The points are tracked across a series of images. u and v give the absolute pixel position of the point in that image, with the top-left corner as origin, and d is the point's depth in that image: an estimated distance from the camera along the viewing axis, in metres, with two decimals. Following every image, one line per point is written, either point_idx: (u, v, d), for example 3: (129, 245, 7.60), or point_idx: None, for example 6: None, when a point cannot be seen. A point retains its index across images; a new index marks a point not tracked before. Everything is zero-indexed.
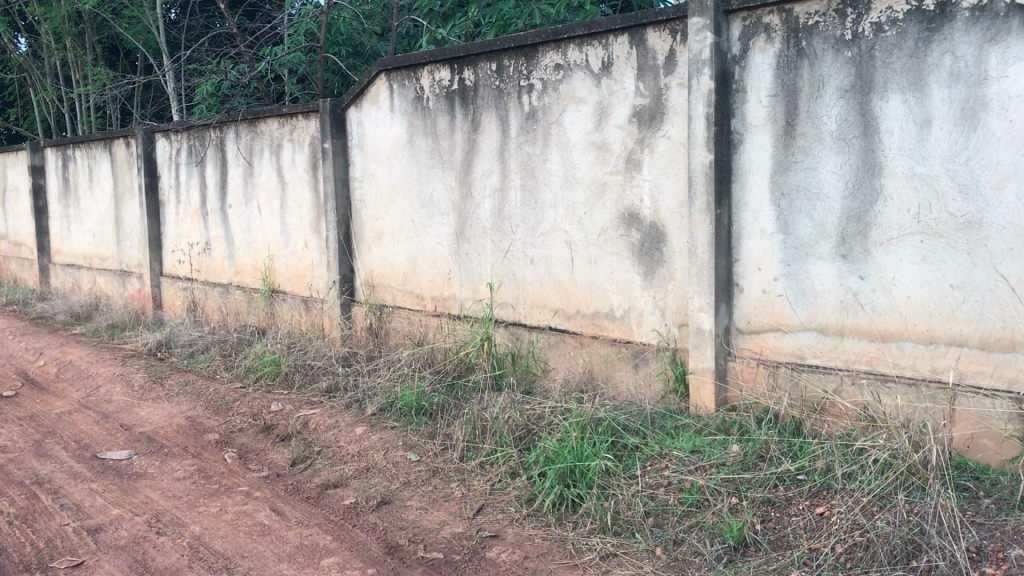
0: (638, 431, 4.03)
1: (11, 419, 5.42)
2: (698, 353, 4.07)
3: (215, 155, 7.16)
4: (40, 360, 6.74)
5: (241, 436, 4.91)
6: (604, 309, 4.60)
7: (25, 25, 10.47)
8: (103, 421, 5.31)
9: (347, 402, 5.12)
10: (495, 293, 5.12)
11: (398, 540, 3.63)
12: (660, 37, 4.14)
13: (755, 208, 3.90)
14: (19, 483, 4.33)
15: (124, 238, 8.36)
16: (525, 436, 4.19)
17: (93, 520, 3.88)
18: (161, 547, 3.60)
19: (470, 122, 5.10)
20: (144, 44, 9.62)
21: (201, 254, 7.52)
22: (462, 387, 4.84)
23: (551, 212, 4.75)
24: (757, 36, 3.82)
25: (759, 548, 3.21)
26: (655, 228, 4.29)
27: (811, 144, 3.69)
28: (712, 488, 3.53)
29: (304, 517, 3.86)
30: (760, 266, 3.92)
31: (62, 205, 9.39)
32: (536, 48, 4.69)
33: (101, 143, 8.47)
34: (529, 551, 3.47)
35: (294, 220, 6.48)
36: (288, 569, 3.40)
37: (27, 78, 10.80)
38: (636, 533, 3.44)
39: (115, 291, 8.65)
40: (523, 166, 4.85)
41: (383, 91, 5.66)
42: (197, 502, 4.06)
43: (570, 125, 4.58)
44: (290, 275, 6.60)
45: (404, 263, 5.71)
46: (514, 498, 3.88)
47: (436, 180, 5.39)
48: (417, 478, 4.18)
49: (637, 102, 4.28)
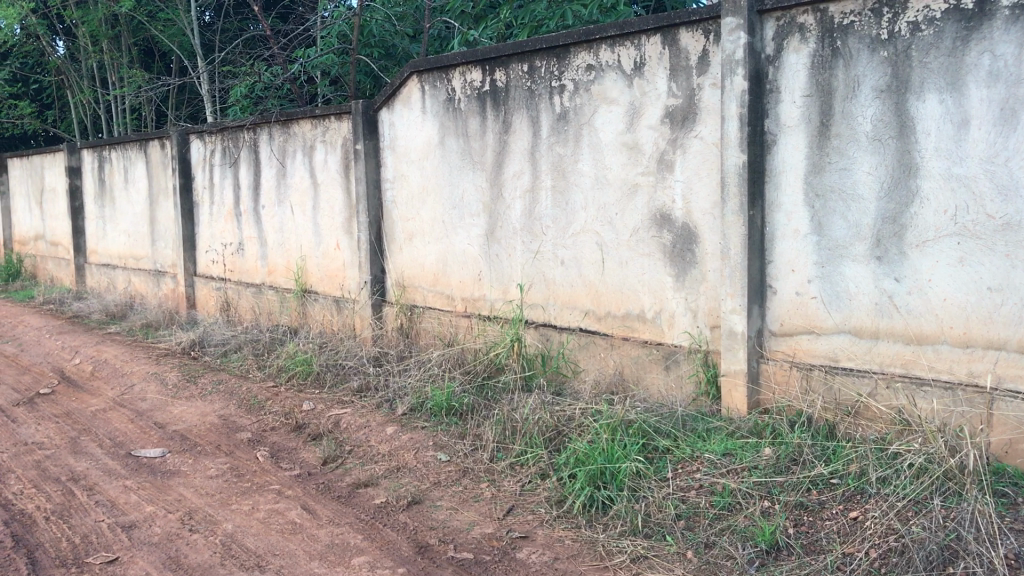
0: (670, 433, 4.00)
1: (48, 416, 5.49)
2: (730, 355, 4.04)
3: (250, 156, 7.22)
4: (75, 358, 6.83)
5: (273, 435, 4.94)
6: (635, 311, 4.57)
7: (63, 29, 10.61)
8: (138, 419, 5.36)
9: (377, 402, 5.16)
10: (525, 294, 5.11)
11: (428, 539, 3.65)
12: (693, 37, 4.12)
13: (788, 208, 3.87)
14: (55, 479, 4.39)
15: (160, 239, 8.44)
16: (555, 437, 4.19)
17: (127, 516, 3.93)
18: (194, 544, 3.64)
19: (502, 123, 5.10)
20: (179, 46, 9.70)
21: (234, 254, 7.57)
22: (493, 388, 4.85)
23: (582, 212, 4.74)
24: (791, 36, 3.79)
25: (791, 552, 3.19)
26: (687, 229, 4.26)
27: (845, 144, 3.66)
28: (744, 491, 3.51)
29: (336, 516, 3.88)
30: (793, 268, 3.89)
31: (97, 205, 9.52)
32: (567, 49, 4.69)
33: (136, 144, 8.56)
34: (559, 552, 3.47)
35: (326, 221, 6.52)
36: (318, 567, 3.43)
37: (64, 81, 10.94)
38: (667, 536, 3.43)
39: (149, 290, 8.72)
40: (555, 167, 4.84)
41: (415, 92, 5.68)
42: (230, 500, 4.10)
43: (601, 126, 4.57)
44: (322, 276, 6.64)
45: (435, 263, 5.72)
46: (544, 498, 3.88)
47: (466, 180, 5.39)
48: (447, 478, 4.20)
49: (669, 103, 4.26)
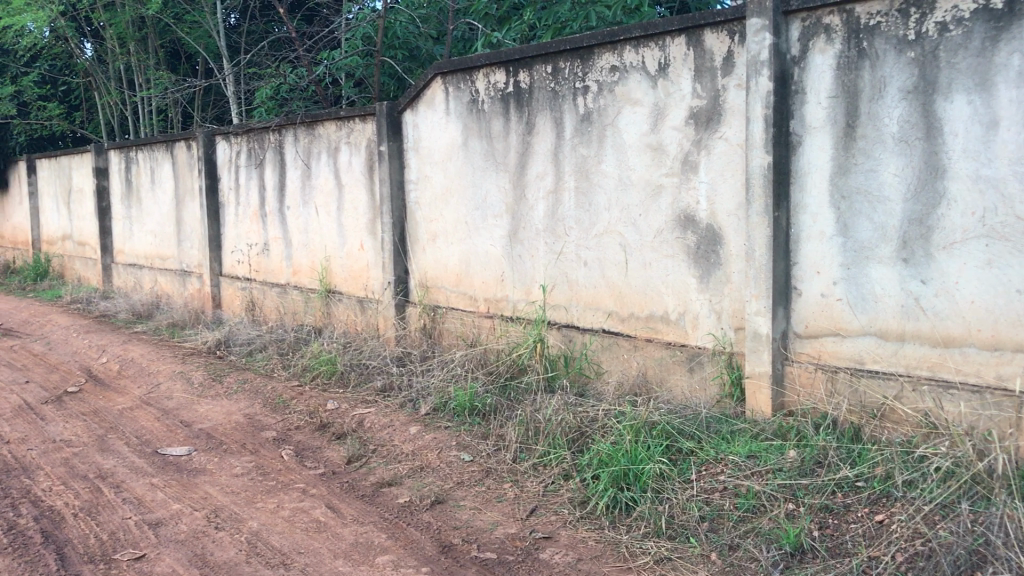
0: (694, 434, 4.00)
1: (76, 414, 5.56)
2: (754, 357, 4.03)
3: (275, 157, 7.26)
4: (102, 357, 6.90)
5: (297, 434, 4.97)
6: (658, 312, 4.56)
7: (91, 31, 10.73)
8: (164, 418, 5.41)
9: (401, 402, 5.18)
10: (548, 295, 5.12)
11: (452, 539, 3.66)
12: (718, 38, 4.12)
13: (814, 210, 3.86)
14: (83, 476, 4.44)
15: (186, 239, 8.51)
16: (578, 438, 4.19)
17: (154, 514, 3.96)
18: (220, 542, 3.67)
19: (526, 124, 5.11)
20: (205, 48, 9.78)
21: (259, 254, 7.62)
22: (516, 389, 4.86)
23: (606, 213, 4.74)
24: (817, 37, 3.78)
25: (816, 555, 3.18)
26: (711, 230, 4.25)
27: (871, 145, 3.64)
28: (768, 494, 3.50)
29: (360, 515, 3.90)
30: (818, 270, 3.87)
31: (124, 205, 9.61)
32: (591, 50, 4.69)
33: (163, 146, 8.64)
34: (582, 553, 3.48)
35: (350, 222, 6.56)
36: (343, 565, 3.44)
37: (92, 82, 11.05)
38: (691, 538, 3.44)
39: (175, 290, 8.79)
40: (578, 168, 4.84)
41: (439, 93, 5.70)
42: (255, 498, 4.13)
43: (625, 127, 4.57)
44: (346, 276, 6.68)
45: (458, 264, 5.73)
46: (567, 499, 3.88)
47: (490, 181, 5.41)
48: (470, 478, 4.21)
49: (693, 104, 4.25)
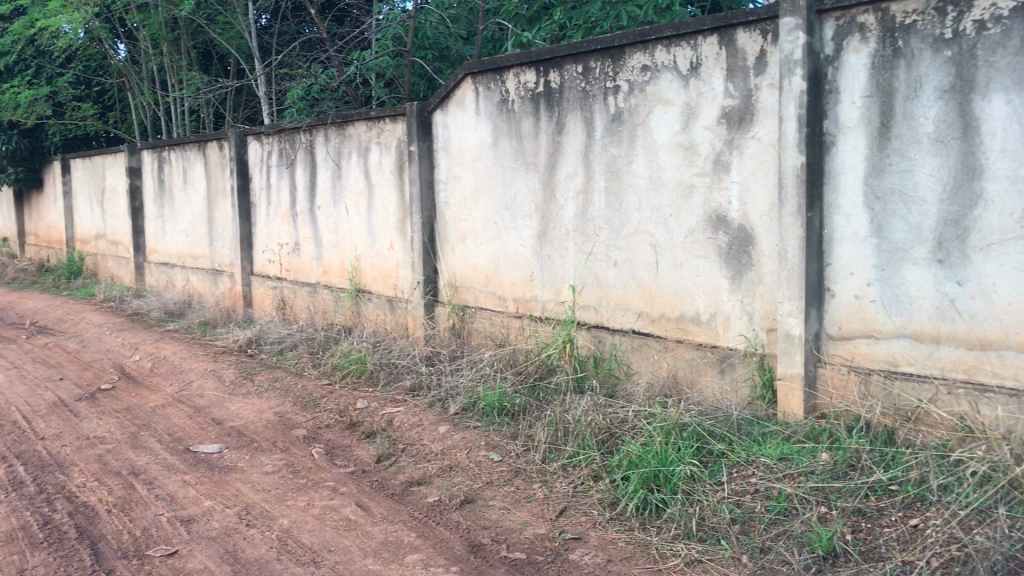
0: (724, 436, 3.97)
1: (109, 411, 5.62)
2: (786, 359, 4.00)
3: (306, 158, 7.31)
4: (135, 355, 6.98)
5: (327, 433, 4.99)
6: (689, 313, 4.54)
7: (125, 32, 10.85)
8: (196, 415, 5.46)
9: (430, 401, 5.20)
10: (577, 295, 5.11)
11: (481, 539, 3.66)
12: (750, 37, 4.09)
13: (847, 211, 3.82)
14: (116, 473, 4.49)
15: (217, 238, 8.58)
16: (608, 439, 4.18)
17: (186, 510, 4.00)
18: (251, 539, 3.69)
19: (556, 124, 5.10)
20: (237, 49, 9.86)
21: (290, 254, 7.66)
22: (545, 389, 4.85)
23: (636, 213, 4.72)
24: (851, 36, 3.74)
25: (849, 559, 3.14)
26: (743, 231, 4.23)
27: (906, 146, 3.60)
28: (800, 496, 3.47)
29: (390, 514, 3.91)
30: (852, 271, 3.83)
31: (157, 205, 9.71)
32: (622, 50, 4.67)
33: (196, 146, 8.71)
34: (612, 555, 3.46)
35: (380, 221, 6.58)
36: (373, 564, 3.46)
37: (125, 83, 11.18)
38: (722, 540, 3.42)
39: (206, 289, 8.86)
40: (609, 168, 4.83)
41: (469, 93, 5.71)
42: (285, 496, 4.15)
43: (656, 127, 4.55)
44: (376, 276, 6.70)
45: (487, 264, 5.73)
46: (596, 500, 3.87)
47: (519, 182, 5.40)
48: (499, 478, 4.21)
49: (725, 103, 4.22)
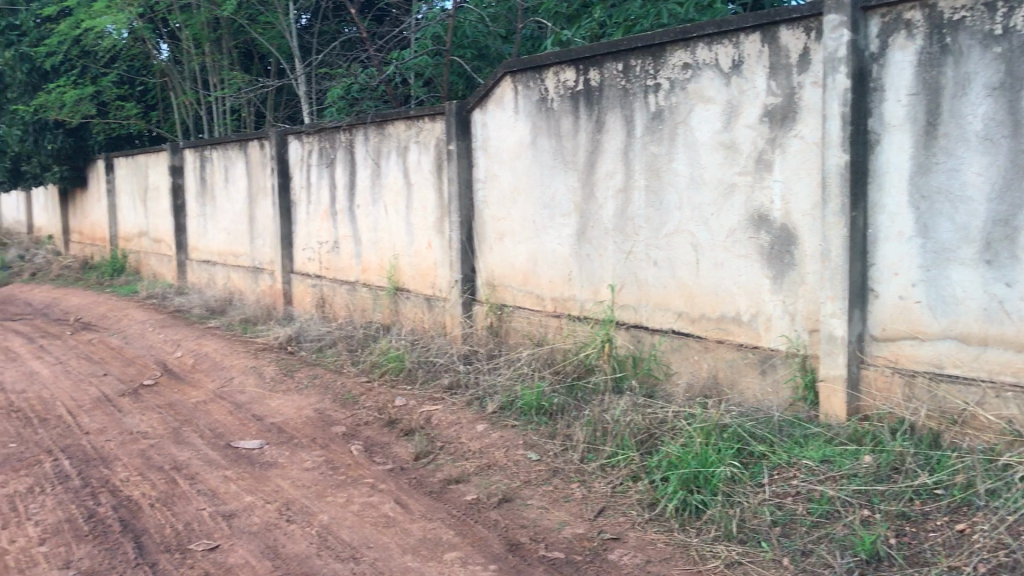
0: (765, 438, 3.93)
1: (152, 407, 5.69)
2: (829, 360, 3.95)
3: (345, 157, 7.35)
4: (177, 351, 7.07)
5: (366, 430, 5.02)
6: (730, 313, 4.50)
7: (168, 32, 10.99)
8: (237, 411, 5.51)
9: (468, 399, 5.21)
10: (616, 294, 5.09)
11: (519, 538, 3.66)
12: (793, 35, 4.05)
13: (892, 210, 3.76)
14: (159, 468, 4.55)
15: (258, 237, 8.66)
16: (647, 440, 4.16)
17: (227, 505, 4.04)
18: (291, 535, 3.72)
19: (595, 123, 5.08)
20: (278, 49, 9.94)
21: (330, 252, 7.71)
22: (584, 389, 4.84)
23: (677, 212, 4.69)
24: (897, 33, 3.68)
25: (893, 563, 3.10)
26: (785, 230, 4.18)
27: (954, 144, 3.54)
28: (843, 499, 3.42)
29: (428, 511, 3.93)
30: (896, 271, 3.78)
31: (199, 203, 9.82)
32: (663, 47, 4.65)
33: (237, 145, 8.81)
34: (651, 555, 3.45)
35: (419, 220, 6.60)
36: (412, 561, 3.47)
37: (168, 83, 11.32)
38: (762, 542, 3.38)
39: (247, 286, 8.95)
40: (649, 167, 4.80)
41: (508, 92, 5.70)
42: (325, 492, 4.18)
43: (697, 125, 4.52)
44: (414, 275, 6.72)
45: (525, 263, 5.73)
46: (635, 501, 3.85)
47: (558, 180, 5.39)
48: (537, 478, 4.20)
49: (768, 101, 4.18)
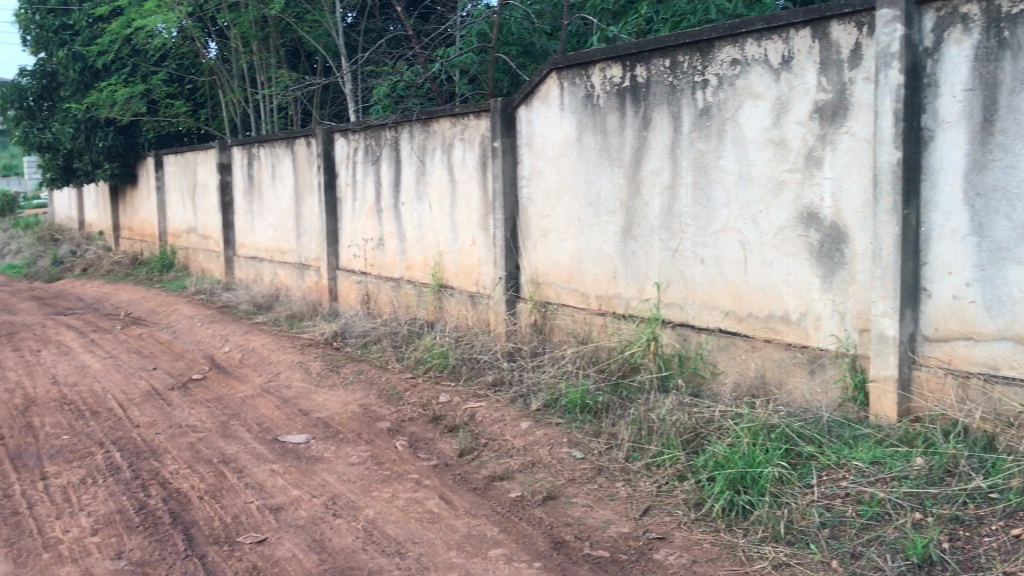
0: (814, 439, 3.88)
1: (201, 401, 5.77)
2: (879, 360, 3.89)
3: (391, 154, 7.39)
4: (225, 346, 7.16)
5: (411, 426, 5.05)
6: (778, 312, 4.44)
7: (217, 31, 11.12)
8: (284, 406, 5.57)
9: (512, 397, 5.22)
10: (662, 293, 5.06)
11: (564, 536, 3.65)
12: (845, 30, 3.99)
13: (946, 208, 3.69)
14: (208, 461, 4.61)
15: (304, 233, 8.74)
16: (693, 439, 4.13)
17: (274, 499, 4.08)
18: (337, 529, 3.75)
19: (642, 119, 5.05)
20: (324, 47, 10.02)
21: (375, 249, 7.76)
22: (629, 388, 4.82)
23: (724, 210, 4.65)
24: (952, 28, 3.61)
25: (946, 568, 3.04)
26: (836, 228, 4.12)
27: (1011, 141, 3.46)
28: (894, 502, 3.37)
29: (473, 508, 3.93)
30: (950, 270, 3.70)
31: (246, 200, 9.94)
32: (711, 43, 4.61)
33: (284, 142, 8.90)
34: (697, 555, 3.42)
35: (464, 217, 6.62)
36: (457, 557, 3.48)
37: (216, 81, 11.47)
38: (811, 544, 3.34)
39: (293, 283, 9.04)
40: (696, 163, 4.76)
41: (553, 89, 5.69)
42: (370, 487, 4.21)
43: (746, 122, 4.47)
44: (458, 272, 6.74)
45: (570, 260, 5.71)
46: (681, 500, 3.82)
47: (604, 177, 5.37)
48: (582, 476, 4.19)
49: (818, 98, 4.12)
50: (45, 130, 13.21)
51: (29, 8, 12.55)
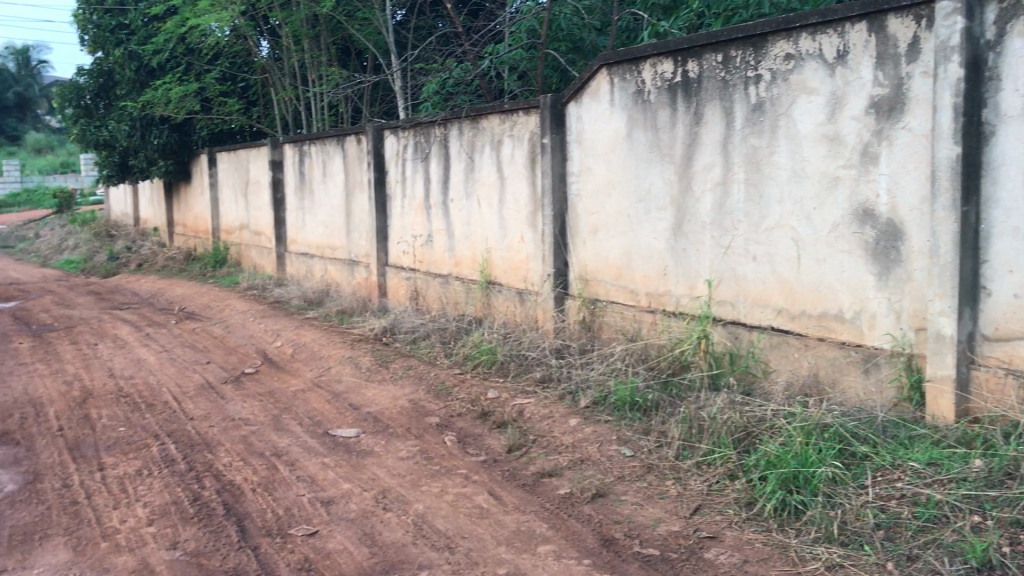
0: (868, 439, 3.82)
1: (253, 394, 5.86)
2: (936, 359, 3.82)
3: (440, 151, 7.41)
4: (276, 341, 7.25)
5: (459, 421, 5.07)
6: (832, 311, 4.38)
7: (269, 29, 11.25)
8: (335, 400, 5.63)
9: (561, 393, 5.22)
10: (713, 290, 5.01)
11: (613, 533, 3.64)
12: (903, 23, 3.91)
13: (1008, 205, 3.60)
14: (261, 454, 4.67)
15: (354, 230, 8.82)
16: (745, 438, 4.09)
17: (325, 492, 4.13)
18: (387, 523, 3.78)
19: (693, 115, 5.01)
20: (375, 44, 10.08)
21: (424, 245, 7.80)
22: (678, 386, 4.80)
23: (777, 207, 4.59)
24: (1016, 19, 3.51)
25: (1006, 572, 2.97)
26: (892, 225, 4.05)
27: None
28: (952, 504, 3.30)
29: (522, 504, 3.94)
30: (1011, 269, 3.61)
31: (297, 197, 10.06)
32: (765, 38, 4.56)
33: (334, 140, 8.98)
34: (748, 555, 3.39)
35: (512, 214, 6.63)
36: (506, 552, 3.49)
37: (268, 79, 11.60)
38: (865, 545, 3.29)
39: (343, 279, 9.12)
40: (748, 159, 4.71)
41: (603, 84, 5.67)
42: (420, 481, 4.23)
43: (800, 117, 4.42)
44: (506, 268, 6.75)
45: (620, 257, 5.69)
46: (732, 500, 3.79)
47: (654, 174, 5.33)
48: (631, 474, 4.17)
49: (875, 92, 4.05)
50: (101, 128, 13.47)
51: (88, 8, 12.86)
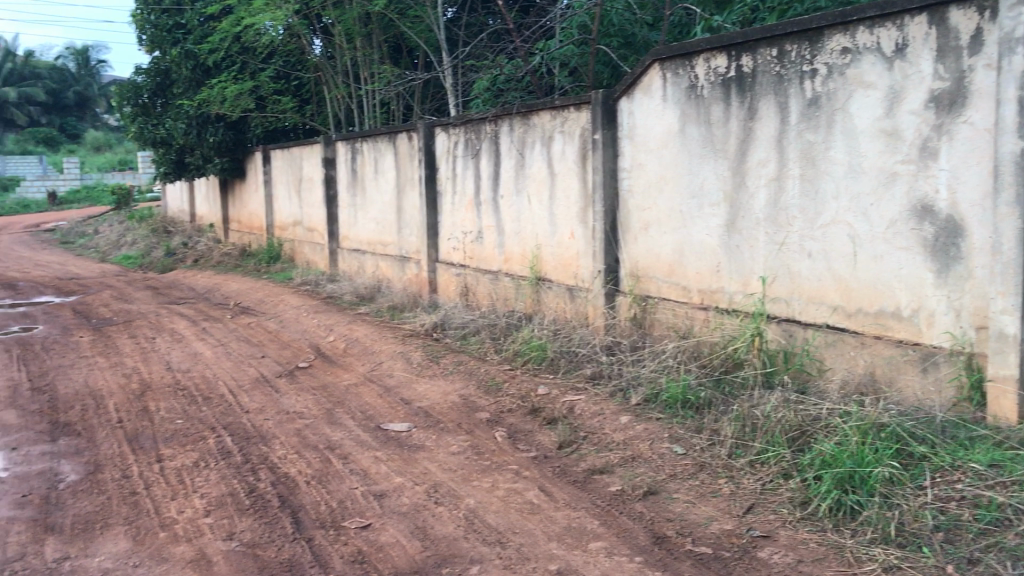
0: (926, 439, 3.73)
1: (307, 388, 5.93)
2: (999, 359, 3.73)
3: (491, 147, 7.43)
4: (329, 336, 7.34)
5: (510, 417, 5.09)
6: (889, 308, 4.30)
7: (321, 28, 11.37)
8: (387, 395, 5.68)
9: (612, 390, 5.20)
10: (767, 287, 4.96)
11: (665, 531, 3.63)
12: (965, 15, 3.82)
13: None
14: (315, 447, 4.73)
15: (405, 226, 8.88)
16: (799, 437, 4.04)
17: (378, 486, 4.17)
18: (439, 517, 3.80)
19: (748, 110, 4.96)
20: (426, 42, 10.14)
21: (474, 241, 7.83)
22: (731, 384, 4.79)
23: (834, 203, 4.52)
24: None
25: None
26: (952, 221, 3.97)
27: None
28: (1014, 506, 3.21)
29: (573, 500, 3.94)
30: None
31: (349, 194, 10.16)
32: (821, 31, 4.49)
33: (386, 137, 9.05)
34: (803, 555, 3.35)
35: (563, 210, 6.62)
36: (557, 548, 3.49)
37: (321, 77, 11.73)
38: (923, 547, 3.23)
39: (394, 275, 9.20)
40: (804, 154, 4.65)
41: (656, 79, 5.63)
42: (471, 476, 4.25)
43: (857, 111, 4.35)
44: (556, 264, 6.75)
45: (672, 254, 5.65)
46: (786, 499, 3.75)
47: (707, 169, 5.29)
48: (683, 472, 4.15)
49: (935, 86, 3.97)
50: (159, 126, 13.73)
51: (146, 8, 13.13)
